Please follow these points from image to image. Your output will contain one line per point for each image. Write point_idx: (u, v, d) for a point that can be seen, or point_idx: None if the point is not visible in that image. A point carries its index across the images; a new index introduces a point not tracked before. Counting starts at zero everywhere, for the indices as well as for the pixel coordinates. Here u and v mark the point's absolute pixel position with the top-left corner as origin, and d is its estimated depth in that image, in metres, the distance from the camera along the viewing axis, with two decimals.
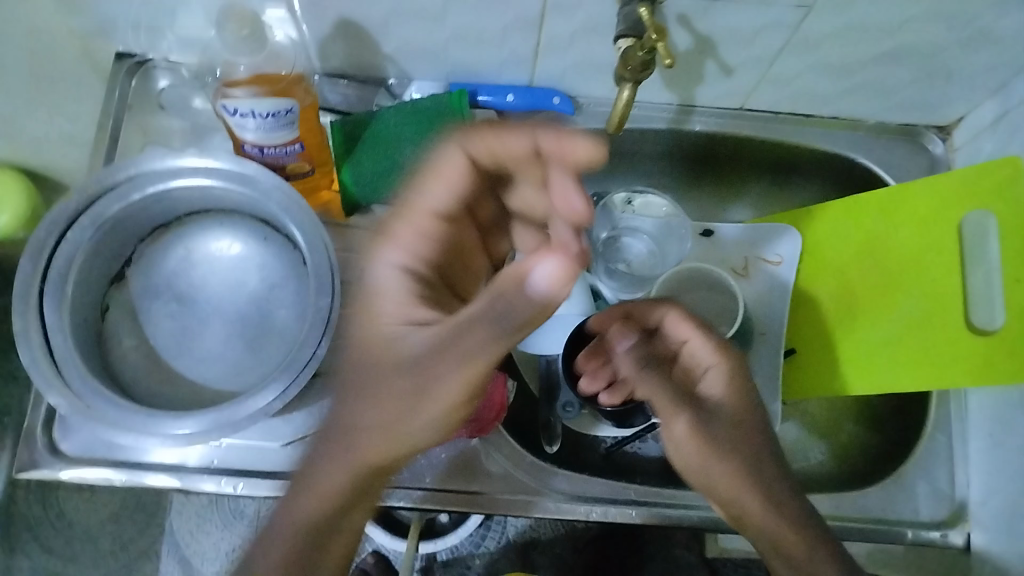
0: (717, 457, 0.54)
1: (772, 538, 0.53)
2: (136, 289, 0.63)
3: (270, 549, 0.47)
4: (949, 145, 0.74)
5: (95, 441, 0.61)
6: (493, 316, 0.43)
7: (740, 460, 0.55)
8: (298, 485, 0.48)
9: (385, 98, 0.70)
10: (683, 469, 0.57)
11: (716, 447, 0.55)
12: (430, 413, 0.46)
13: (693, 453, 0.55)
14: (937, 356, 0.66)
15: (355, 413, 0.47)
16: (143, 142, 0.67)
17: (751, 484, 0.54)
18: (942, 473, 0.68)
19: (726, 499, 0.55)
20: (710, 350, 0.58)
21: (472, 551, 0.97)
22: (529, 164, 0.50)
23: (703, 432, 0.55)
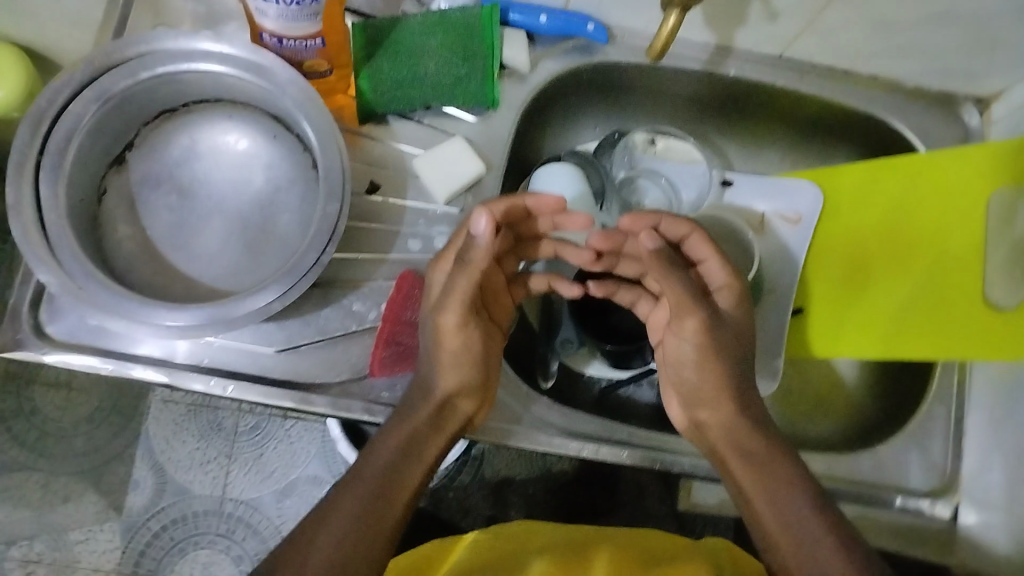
0: (718, 359, 0.57)
1: (735, 440, 0.57)
2: (136, 176, 0.60)
3: (344, 494, 0.50)
4: (985, 117, 0.72)
5: (82, 327, 0.59)
6: (462, 261, 0.56)
7: (729, 371, 0.57)
8: (377, 440, 0.54)
9: (412, 6, 0.67)
10: (681, 362, 0.60)
11: (718, 351, 0.57)
12: (467, 348, 0.59)
13: (694, 348, 0.57)
14: (950, 327, 0.66)
15: (434, 375, 0.58)
16: (153, 24, 0.65)
17: (732, 394, 0.57)
18: (938, 446, 0.67)
19: (710, 398, 0.59)
20: (726, 270, 0.58)
21: (447, 483, 0.95)
22: (542, 226, 0.63)
23: (710, 338, 0.56)
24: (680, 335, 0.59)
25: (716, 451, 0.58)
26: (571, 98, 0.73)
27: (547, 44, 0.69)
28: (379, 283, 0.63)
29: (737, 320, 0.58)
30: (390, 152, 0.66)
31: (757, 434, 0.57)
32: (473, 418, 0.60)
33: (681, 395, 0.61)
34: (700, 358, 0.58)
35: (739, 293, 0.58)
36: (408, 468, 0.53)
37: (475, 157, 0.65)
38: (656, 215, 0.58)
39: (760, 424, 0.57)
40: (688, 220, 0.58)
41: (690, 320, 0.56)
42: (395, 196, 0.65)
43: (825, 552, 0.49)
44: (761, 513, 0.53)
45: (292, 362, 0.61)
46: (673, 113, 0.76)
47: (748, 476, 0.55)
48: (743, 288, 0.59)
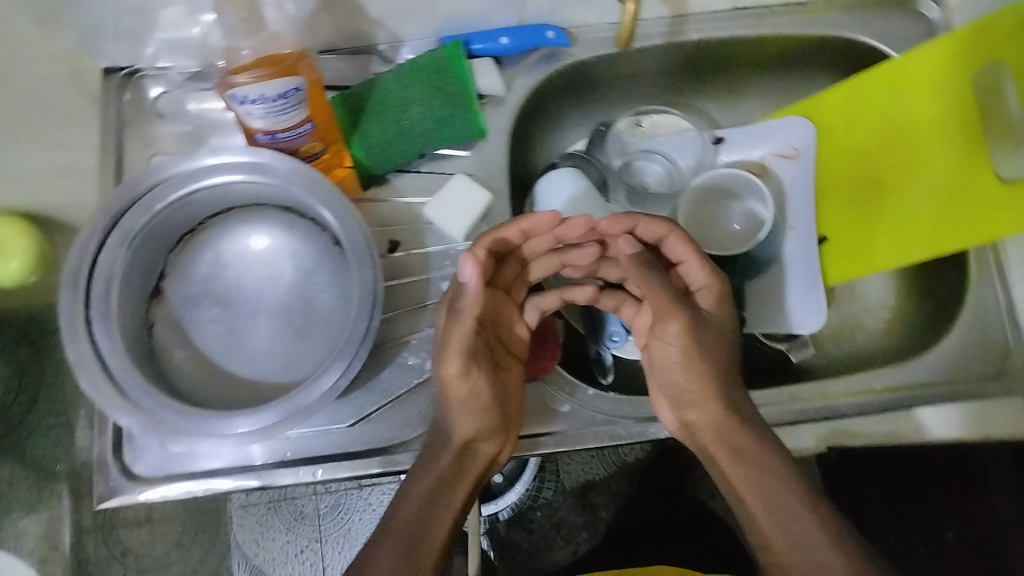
0: (701, 358, 0.58)
1: (724, 436, 0.58)
2: (175, 301, 0.62)
3: (377, 556, 0.52)
4: (943, 6, 0.73)
5: (166, 458, 0.61)
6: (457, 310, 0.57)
7: (718, 365, 0.58)
8: (400, 496, 0.56)
9: (379, 65, 0.69)
10: (669, 363, 0.60)
11: (703, 346, 0.58)
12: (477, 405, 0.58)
13: (680, 349, 0.58)
14: (971, 213, 0.65)
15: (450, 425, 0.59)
16: (148, 155, 0.67)
17: (721, 386, 0.58)
18: (995, 329, 0.68)
19: (700, 395, 0.59)
20: (705, 270, 0.61)
21: (531, 504, 0.94)
22: (535, 247, 0.65)
23: (695, 335, 0.57)
24: (664, 338, 0.59)
25: (705, 449, 0.60)
26: (550, 106, 0.75)
27: (514, 63, 0.71)
28: (425, 332, 0.65)
29: (719, 319, 0.60)
30: (399, 208, 0.68)
31: (749, 429, 0.58)
32: (499, 455, 0.61)
33: (669, 397, 0.62)
34: (686, 359, 0.58)
35: (720, 292, 0.61)
36: (436, 520, 0.55)
37: (480, 188, 0.67)
38: (632, 218, 0.61)
39: (745, 418, 0.59)
40: (665, 221, 0.61)
41: (672, 323, 0.57)
42: (416, 247, 0.68)
43: (804, 521, 0.54)
44: (746, 499, 0.56)
45: (369, 430, 0.63)
46: (650, 91, 0.78)
47: (738, 471, 0.57)
48: (723, 286, 0.61)
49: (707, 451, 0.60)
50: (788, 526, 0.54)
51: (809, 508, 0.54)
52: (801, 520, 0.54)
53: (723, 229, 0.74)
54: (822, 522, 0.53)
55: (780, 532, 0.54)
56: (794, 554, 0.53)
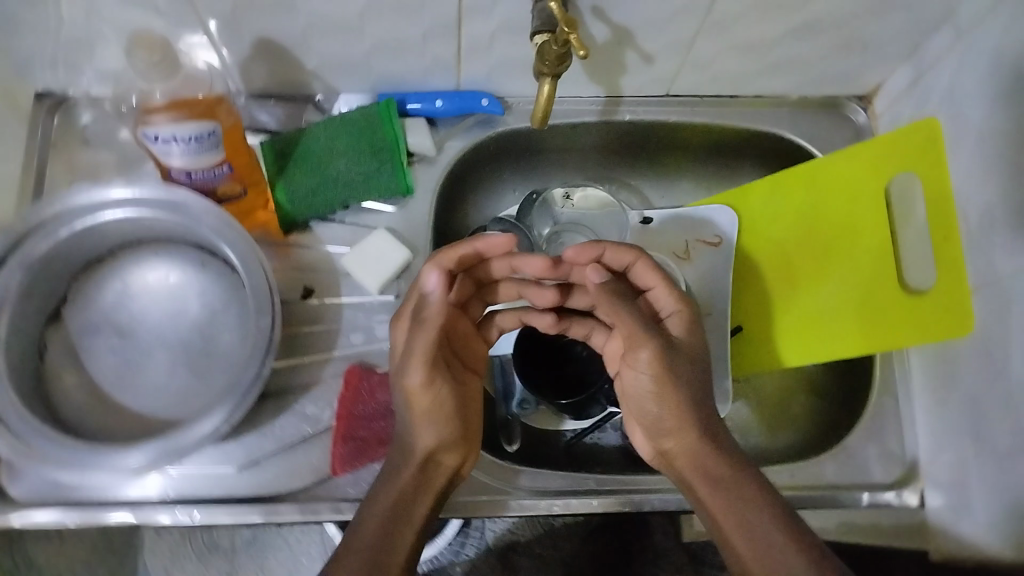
0: (674, 387, 0.56)
1: (701, 463, 0.56)
2: (75, 327, 0.62)
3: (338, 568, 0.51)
4: (870, 113, 0.75)
5: (45, 483, 0.60)
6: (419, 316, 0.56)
7: (689, 394, 0.56)
8: (365, 507, 0.55)
9: (314, 114, 0.70)
10: (639, 392, 0.59)
11: (674, 374, 0.56)
12: (440, 414, 0.58)
13: (651, 377, 0.56)
14: (879, 320, 0.67)
15: (412, 434, 0.57)
16: (70, 179, 0.67)
17: (694, 414, 0.56)
18: (891, 436, 0.69)
19: (672, 425, 0.57)
20: (673, 297, 0.60)
21: (452, 559, 0.96)
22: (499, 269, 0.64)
23: (667, 362, 0.55)
24: (636, 366, 0.57)
25: (684, 478, 0.57)
26: (485, 169, 0.76)
27: (448, 125, 0.72)
28: (328, 382, 0.65)
29: (691, 345, 0.58)
30: (320, 256, 0.68)
31: (725, 459, 0.55)
32: (461, 471, 0.60)
33: (645, 425, 0.60)
34: (657, 387, 0.56)
35: (689, 317, 0.59)
36: (399, 531, 0.54)
37: (399, 245, 0.68)
38: (599, 247, 0.61)
39: (722, 444, 0.56)
40: (630, 249, 0.61)
41: (642, 351, 0.55)
42: (330, 295, 0.67)
43: (775, 541, 0.51)
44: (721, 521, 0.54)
45: (255, 476, 0.62)
46: (583, 164, 0.79)
47: (712, 496, 0.55)
48: (694, 311, 0.60)
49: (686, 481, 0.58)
50: (761, 545, 0.51)
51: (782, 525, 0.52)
52: (775, 541, 0.51)
53: None
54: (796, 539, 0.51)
55: (758, 553, 0.51)
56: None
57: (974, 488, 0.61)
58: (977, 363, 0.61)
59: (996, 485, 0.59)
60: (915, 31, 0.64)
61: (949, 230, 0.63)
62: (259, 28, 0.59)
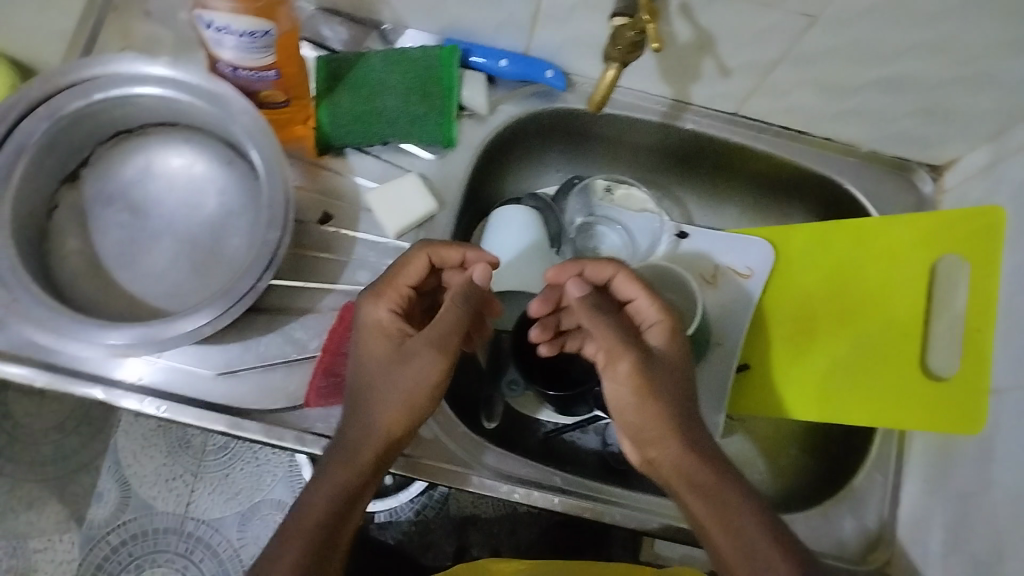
0: (655, 399, 0.53)
1: (683, 472, 0.52)
2: (88, 194, 0.61)
3: (287, 547, 0.48)
4: (938, 185, 0.72)
5: (21, 338, 0.59)
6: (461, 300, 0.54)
7: (671, 405, 0.53)
8: (314, 478, 0.51)
9: (376, 43, 0.68)
10: (618, 405, 0.55)
11: (655, 388, 0.53)
12: (421, 401, 0.53)
13: (629, 392, 0.54)
14: (890, 395, 0.66)
15: (372, 410, 0.52)
16: (123, 46, 0.66)
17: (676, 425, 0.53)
18: (872, 518, 0.67)
19: (653, 438, 0.53)
20: (657, 307, 0.57)
21: (410, 517, 0.96)
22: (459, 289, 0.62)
23: (646, 374, 0.53)
24: (612, 380, 0.55)
25: (670, 489, 0.53)
26: (533, 142, 0.75)
27: (508, 88, 0.70)
28: (323, 312, 0.64)
29: (671, 356, 0.56)
30: (346, 185, 0.67)
31: (710, 468, 0.52)
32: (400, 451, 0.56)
33: (627, 433, 0.55)
34: (637, 401, 0.53)
35: (671, 329, 0.57)
36: (350, 511, 0.50)
37: (428, 196, 0.66)
38: (579, 263, 0.60)
39: (707, 454, 0.52)
40: (610, 263, 0.59)
41: (621, 363, 0.54)
42: (347, 227, 0.66)
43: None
44: (715, 538, 0.50)
45: (229, 385, 0.61)
46: (634, 163, 0.77)
47: (701, 509, 0.51)
48: (676, 325, 0.57)
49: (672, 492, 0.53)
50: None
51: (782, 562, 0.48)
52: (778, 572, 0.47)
53: None
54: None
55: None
56: None
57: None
58: (979, 467, 0.59)
59: None
60: (1006, 114, 0.61)
61: (983, 325, 0.61)
62: None
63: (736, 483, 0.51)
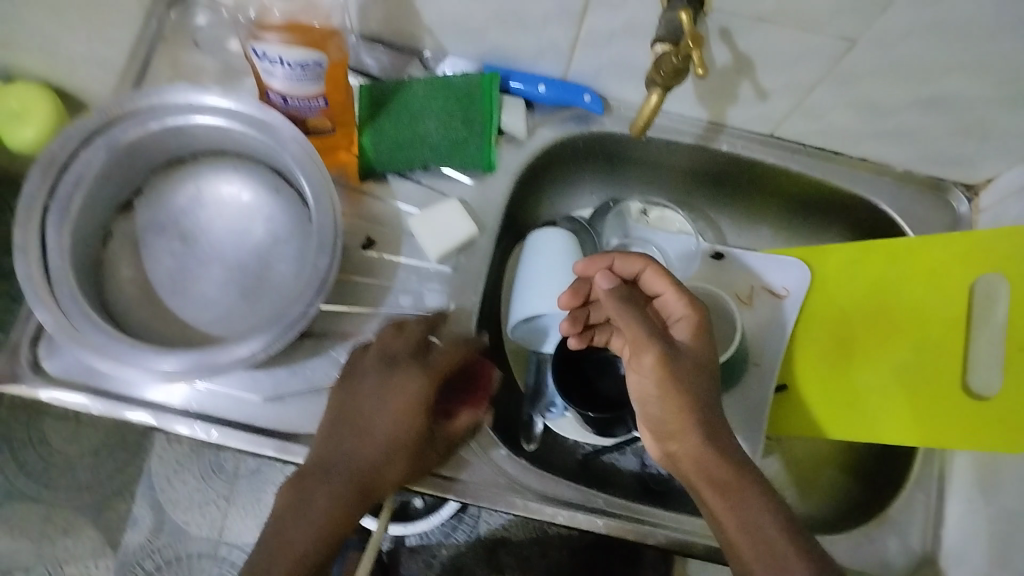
0: (678, 392, 0.54)
1: (703, 465, 0.54)
2: (142, 222, 0.63)
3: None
4: (974, 205, 0.72)
5: (77, 364, 0.61)
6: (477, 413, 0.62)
7: (696, 398, 0.54)
8: (295, 515, 0.53)
9: (417, 70, 0.70)
10: (642, 396, 0.56)
11: (679, 381, 0.54)
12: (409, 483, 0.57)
13: (654, 384, 0.54)
14: (934, 414, 0.66)
15: (379, 479, 0.55)
16: (172, 77, 0.68)
17: (698, 417, 0.54)
18: (917, 537, 0.66)
19: (674, 429, 0.54)
20: (683, 301, 0.58)
21: (440, 540, 0.97)
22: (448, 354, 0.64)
23: (670, 367, 0.54)
24: (637, 372, 0.56)
25: (689, 482, 0.55)
26: (569, 166, 0.76)
27: (545, 112, 0.72)
28: (367, 335, 0.65)
29: (696, 350, 0.56)
30: (388, 211, 0.68)
31: (728, 463, 0.53)
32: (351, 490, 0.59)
33: (649, 423, 0.57)
34: (661, 393, 0.54)
35: (699, 325, 0.57)
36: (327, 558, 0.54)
37: (468, 219, 0.67)
38: (609, 257, 0.62)
39: (727, 448, 0.54)
40: (642, 256, 0.60)
41: (646, 356, 0.54)
42: (390, 252, 0.67)
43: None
44: (727, 528, 0.53)
45: (276, 411, 0.62)
46: (668, 185, 0.78)
47: (719, 504, 0.53)
48: (702, 318, 0.57)
49: (690, 483, 0.55)
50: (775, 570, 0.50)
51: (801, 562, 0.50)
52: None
53: None
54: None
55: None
56: None
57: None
58: None
59: None
60: None
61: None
62: None
63: (755, 480, 0.53)
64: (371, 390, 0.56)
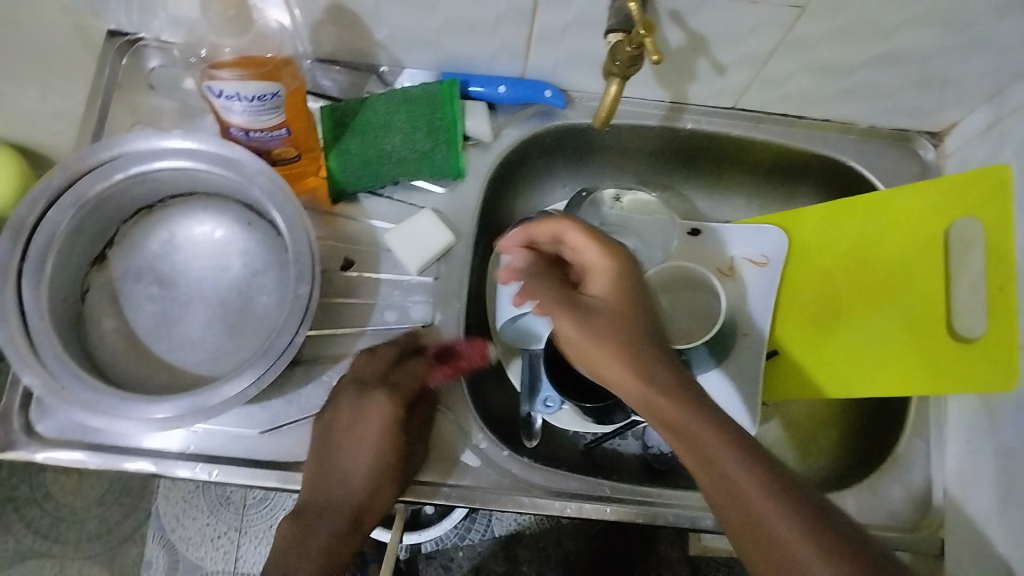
0: (600, 345, 0.52)
1: (652, 412, 0.51)
2: (117, 272, 0.63)
3: None
4: (940, 151, 0.73)
5: (72, 423, 0.61)
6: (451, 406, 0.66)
7: (622, 343, 0.52)
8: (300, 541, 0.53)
9: (376, 85, 0.70)
10: (581, 361, 0.56)
11: (597, 335, 0.53)
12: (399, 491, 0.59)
13: (579, 348, 0.54)
14: (923, 361, 0.66)
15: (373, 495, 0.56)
16: (131, 122, 0.67)
17: (628, 363, 0.51)
18: (918, 487, 0.67)
19: (614, 383, 0.53)
20: (595, 252, 0.56)
21: (457, 543, 0.97)
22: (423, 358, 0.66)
23: (584, 325, 0.53)
24: (564, 338, 0.55)
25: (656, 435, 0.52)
26: (538, 162, 0.76)
27: (509, 112, 0.72)
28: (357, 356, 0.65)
29: (615, 300, 0.54)
30: (363, 229, 0.68)
31: (677, 401, 0.50)
32: None
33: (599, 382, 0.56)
34: (586, 351, 0.53)
35: (619, 274, 0.55)
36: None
37: (444, 228, 0.67)
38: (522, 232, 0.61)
39: (675, 385, 0.50)
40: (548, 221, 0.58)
41: (562, 321, 0.54)
42: (369, 270, 0.67)
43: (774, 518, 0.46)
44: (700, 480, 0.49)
45: (276, 441, 0.62)
46: (637, 168, 0.79)
47: (690, 460, 0.49)
48: (616, 264, 0.55)
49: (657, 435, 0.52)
50: (748, 512, 0.46)
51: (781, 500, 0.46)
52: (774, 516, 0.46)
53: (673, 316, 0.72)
54: (808, 525, 0.45)
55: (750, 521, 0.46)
56: (759, 534, 0.46)
57: (999, 552, 0.59)
58: (1015, 423, 0.60)
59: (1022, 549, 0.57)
60: (1001, 74, 0.62)
61: (1006, 284, 0.61)
62: None
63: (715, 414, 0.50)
64: (346, 413, 0.58)
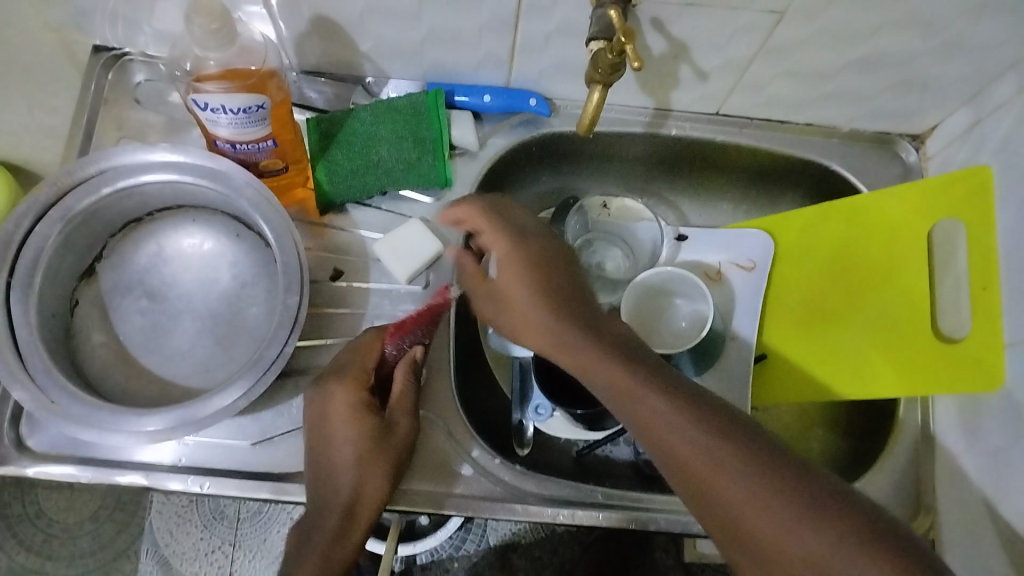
0: (509, 324, 0.58)
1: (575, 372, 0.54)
2: (106, 285, 0.63)
3: None
4: (922, 153, 0.74)
5: (63, 438, 0.61)
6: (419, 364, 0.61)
7: (523, 313, 0.56)
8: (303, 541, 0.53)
9: (361, 96, 0.70)
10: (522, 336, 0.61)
11: (504, 314, 0.58)
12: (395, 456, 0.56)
13: (502, 326, 0.59)
14: (909, 361, 0.67)
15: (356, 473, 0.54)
16: (118, 136, 0.67)
17: (535, 331, 0.56)
18: (908, 487, 0.68)
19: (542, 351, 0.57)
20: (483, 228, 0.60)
21: (452, 553, 0.97)
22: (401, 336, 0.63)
23: (495, 310, 0.59)
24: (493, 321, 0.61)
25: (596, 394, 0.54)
26: (525, 170, 0.76)
27: (494, 121, 0.72)
28: None
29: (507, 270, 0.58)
30: (352, 239, 0.68)
31: (591, 359, 0.52)
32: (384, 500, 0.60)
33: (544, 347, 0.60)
34: (507, 330, 0.59)
35: (505, 246, 0.59)
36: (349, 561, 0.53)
37: (433, 236, 0.67)
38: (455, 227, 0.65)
39: (584, 342, 0.53)
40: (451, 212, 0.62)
41: (482, 311, 0.60)
42: (359, 280, 0.68)
43: (693, 450, 0.46)
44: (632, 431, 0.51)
45: (267, 453, 0.62)
46: (623, 176, 0.79)
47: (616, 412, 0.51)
48: (498, 235, 0.59)
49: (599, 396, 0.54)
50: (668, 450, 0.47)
51: (702, 433, 0.47)
52: (695, 448, 0.46)
53: (669, 326, 0.74)
54: (772, 490, 0.44)
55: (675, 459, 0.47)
56: (683, 468, 0.47)
57: (988, 550, 0.59)
58: (1003, 421, 0.61)
59: (1011, 547, 0.57)
60: (978, 75, 0.63)
61: (988, 284, 0.62)
62: (320, 6, 0.59)
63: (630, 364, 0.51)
64: (311, 411, 0.57)
